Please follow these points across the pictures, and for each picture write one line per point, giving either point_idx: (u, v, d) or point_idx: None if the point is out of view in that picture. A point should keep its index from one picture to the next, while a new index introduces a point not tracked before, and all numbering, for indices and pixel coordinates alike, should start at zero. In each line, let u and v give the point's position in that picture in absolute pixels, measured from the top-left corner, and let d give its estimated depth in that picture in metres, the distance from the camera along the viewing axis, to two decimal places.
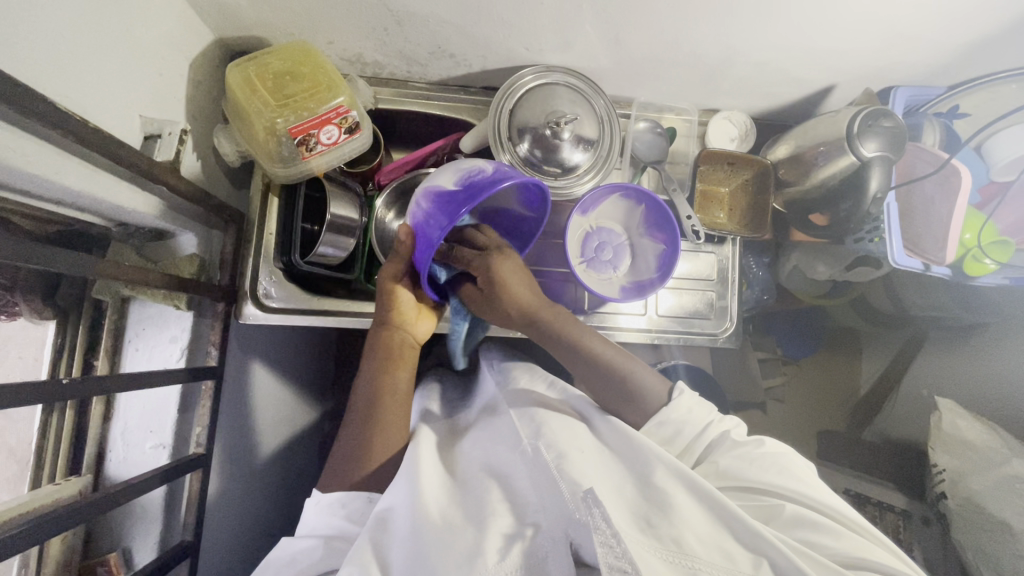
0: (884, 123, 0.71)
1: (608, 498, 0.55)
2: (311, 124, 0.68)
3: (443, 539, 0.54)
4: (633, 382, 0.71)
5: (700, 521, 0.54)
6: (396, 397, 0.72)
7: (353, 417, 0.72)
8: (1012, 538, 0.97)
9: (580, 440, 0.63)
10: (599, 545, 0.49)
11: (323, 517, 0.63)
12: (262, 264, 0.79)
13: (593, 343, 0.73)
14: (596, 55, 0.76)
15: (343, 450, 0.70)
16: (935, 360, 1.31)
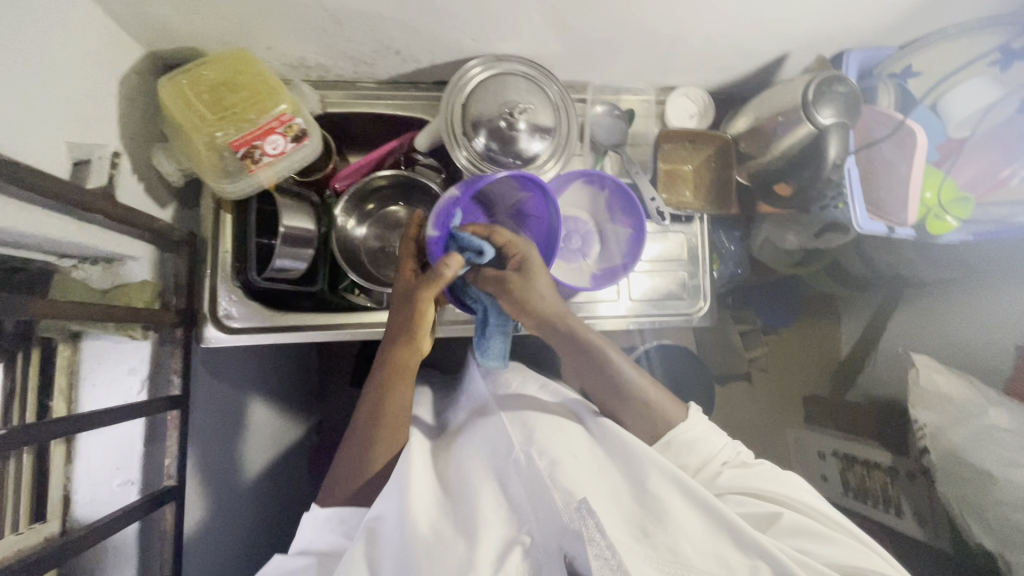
0: (838, 88, 0.70)
1: (602, 508, 0.54)
2: (254, 135, 0.65)
3: (435, 554, 0.53)
4: (651, 402, 0.69)
5: (697, 527, 0.54)
6: (399, 414, 0.68)
7: (354, 430, 0.69)
8: (994, 485, 1.00)
9: (574, 447, 0.63)
10: (594, 558, 0.48)
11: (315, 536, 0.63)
12: (220, 285, 0.76)
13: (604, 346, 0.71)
14: (545, 41, 0.74)
15: (340, 459, 0.68)
16: (910, 317, 1.33)
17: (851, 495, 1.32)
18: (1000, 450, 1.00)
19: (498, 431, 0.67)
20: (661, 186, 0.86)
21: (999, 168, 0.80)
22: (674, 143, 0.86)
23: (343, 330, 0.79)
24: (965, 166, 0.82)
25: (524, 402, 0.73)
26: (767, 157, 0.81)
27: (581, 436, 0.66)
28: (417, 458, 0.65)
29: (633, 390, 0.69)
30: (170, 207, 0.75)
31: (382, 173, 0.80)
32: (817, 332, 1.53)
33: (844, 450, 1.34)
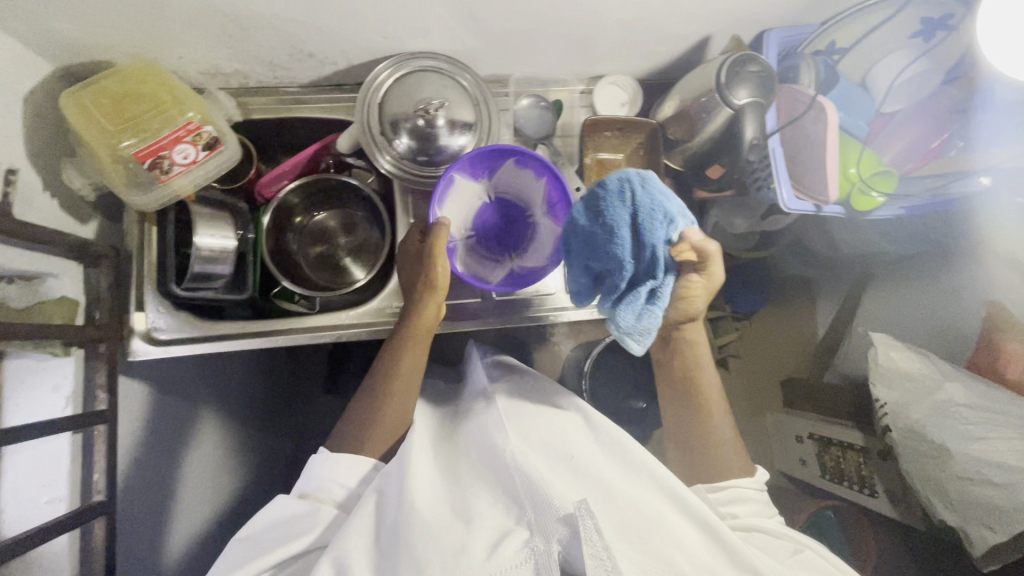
0: (749, 68, 0.69)
1: (601, 510, 0.58)
2: (161, 144, 0.65)
3: (432, 538, 0.54)
4: (720, 456, 0.72)
5: (688, 541, 0.58)
6: (411, 371, 0.72)
7: (367, 384, 0.73)
8: (952, 461, 0.99)
9: (575, 448, 0.65)
10: (590, 558, 0.51)
11: (328, 478, 0.65)
12: (148, 297, 0.76)
13: (711, 385, 0.73)
14: (458, 35, 0.74)
15: (351, 414, 0.71)
16: (885, 297, 1.29)
17: (828, 477, 1.30)
18: (956, 426, 0.99)
19: (496, 423, 0.67)
20: (592, 176, 0.86)
21: (933, 138, 0.79)
22: (604, 132, 0.84)
23: (274, 336, 0.79)
24: (897, 138, 0.82)
25: (529, 396, 0.75)
26: (697, 138, 0.79)
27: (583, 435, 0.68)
28: (420, 446, 0.66)
29: (714, 438, 0.72)
30: (93, 221, 0.74)
31: (310, 177, 0.81)
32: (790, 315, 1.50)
33: (817, 431, 1.32)
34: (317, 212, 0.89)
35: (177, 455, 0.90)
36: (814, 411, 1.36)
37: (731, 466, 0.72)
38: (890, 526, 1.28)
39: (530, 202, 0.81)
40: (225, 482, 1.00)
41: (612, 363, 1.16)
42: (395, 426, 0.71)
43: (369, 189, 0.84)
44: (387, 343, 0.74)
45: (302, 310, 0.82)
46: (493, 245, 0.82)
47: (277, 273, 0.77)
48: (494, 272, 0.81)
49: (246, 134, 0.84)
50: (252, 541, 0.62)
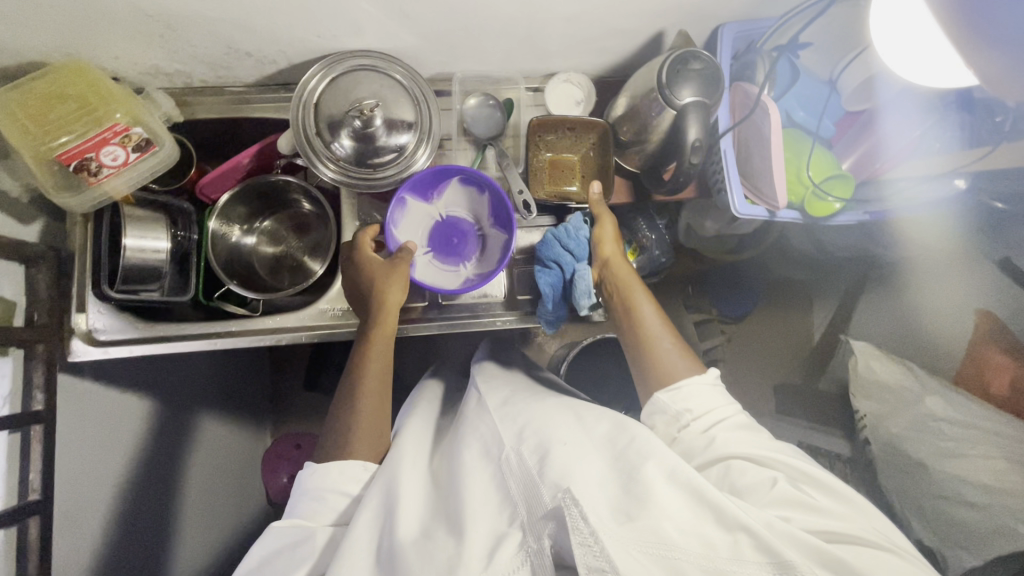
0: (691, 66, 0.65)
1: (592, 493, 0.51)
2: (87, 147, 0.65)
3: (423, 558, 0.51)
4: (655, 355, 0.69)
5: (681, 508, 0.50)
6: (377, 374, 0.71)
7: (341, 392, 0.71)
8: (931, 477, 0.95)
9: (560, 432, 0.60)
10: (577, 546, 0.46)
11: (328, 488, 0.63)
12: (90, 299, 0.76)
13: (643, 308, 0.72)
14: (395, 32, 0.72)
15: (327, 433, 0.69)
16: (877, 301, 1.21)
17: None
18: (936, 442, 0.95)
19: (490, 429, 0.65)
20: (543, 181, 0.83)
21: (885, 153, 0.74)
22: (551, 134, 0.82)
23: (214, 338, 0.79)
24: (859, 142, 0.76)
25: (524, 398, 0.71)
26: (650, 138, 0.76)
27: (572, 425, 0.62)
28: (407, 460, 0.65)
29: (655, 348, 0.69)
30: (37, 222, 0.74)
31: (250, 178, 0.80)
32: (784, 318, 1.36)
33: (807, 441, 1.22)
34: (265, 219, 0.89)
35: (151, 450, 0.89)
36: (805, 419, 1.27)
37: (679, 375, 0.67)
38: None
39: (478, 214, 0.81)
40: (200, 480, 1.00)
41: (585, 366, 1.14)
42: (379, 431, 0.68)
43: (307, 184, 0.82)
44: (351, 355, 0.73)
45: (245, 313, 0.82)
46: (450, 257, 0.81)
47: (219, 274, 0.77)
48: (452, 282, 0.80)
49: (194, 134, 0.83)
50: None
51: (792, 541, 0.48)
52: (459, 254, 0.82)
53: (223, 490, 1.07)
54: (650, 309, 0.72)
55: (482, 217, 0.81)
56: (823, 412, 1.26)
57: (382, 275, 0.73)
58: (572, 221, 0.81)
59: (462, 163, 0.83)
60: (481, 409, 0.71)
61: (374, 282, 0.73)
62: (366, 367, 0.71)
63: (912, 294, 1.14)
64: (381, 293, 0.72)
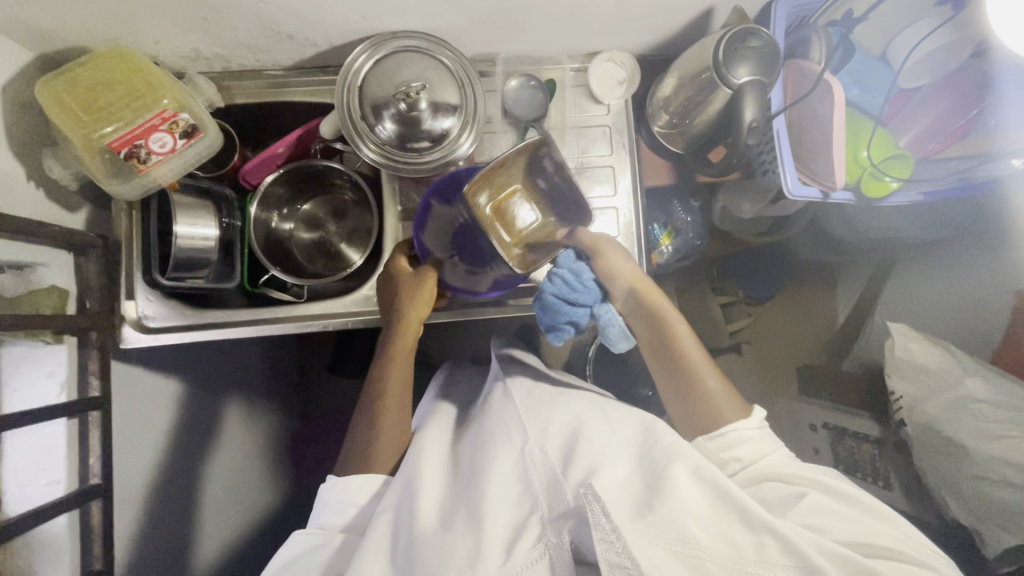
0: (750, 43, 0.64)
1: (609, 494, 0.52)
2: (136, 133, 0.65)
3: (442, 551, 0.52)
4: (701, 390, 0.69)
5: (704, 505, 0.50)
6: (397, 387, 0.72)
7: (361, 404, 0.73)
8: (969, 458, 0.94)
9: (589, 430, 0.62)
10: (599, 542, 0.45)
11: (347, 501, 0.64)
12: (138, 285, 0.77)
13: (689, 345, 0.71)
14: (441, 13, 0.70)
15: (351, 437, 0.71)
16: (906, 279, 1.20)
17: (842, 469, 1.19)
18: (975, 423, 0.94)
19: (513, 421, 0.66)
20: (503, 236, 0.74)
21: (958, 119, 0.73)
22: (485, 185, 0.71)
23: (260, 325, 0.79)
24: (915, 121, 0.75)
25: (547, 391, 0.72)
26: (698, 120, 0.75)
27: (599, 420, 0.64)
28: (429, 456, 0.66)
29: (701, 389, 0.68)
30: (82, 210, 0.74)
31: (294, 164, 0.80)
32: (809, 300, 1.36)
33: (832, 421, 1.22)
34: (306, 201, 0.88)
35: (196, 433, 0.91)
36: (825, 396, 1.27)
37: (725, 416, 0.67)
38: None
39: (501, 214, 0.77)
40: (231, 460, 1.00)
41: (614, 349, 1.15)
42: (399, 443, 0.70)
43: (351, 171, 0.82)
44: (374, 363, 0.74)
45: (290, 299, 0.81)
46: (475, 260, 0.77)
47: (265, 260, 0.77)
48: (480, 282, 0.77)
49: (232, 118, 0.83)
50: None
51: (822, 552, 0.48)
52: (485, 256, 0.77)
53: (261, 472, 1.10)
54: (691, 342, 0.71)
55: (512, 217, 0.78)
56: (841, 391, 1.22)
57: (410, 289, 0.74)
58: (574, 278, 0.72)
59: (502, 146, 0.83)
60: (505, 398, 0.72)
61: (404, 292, 0.75)
62: (391, 376, 0.72)
63: (948, 273, 1.14)
64: (407, 306, 0.74)
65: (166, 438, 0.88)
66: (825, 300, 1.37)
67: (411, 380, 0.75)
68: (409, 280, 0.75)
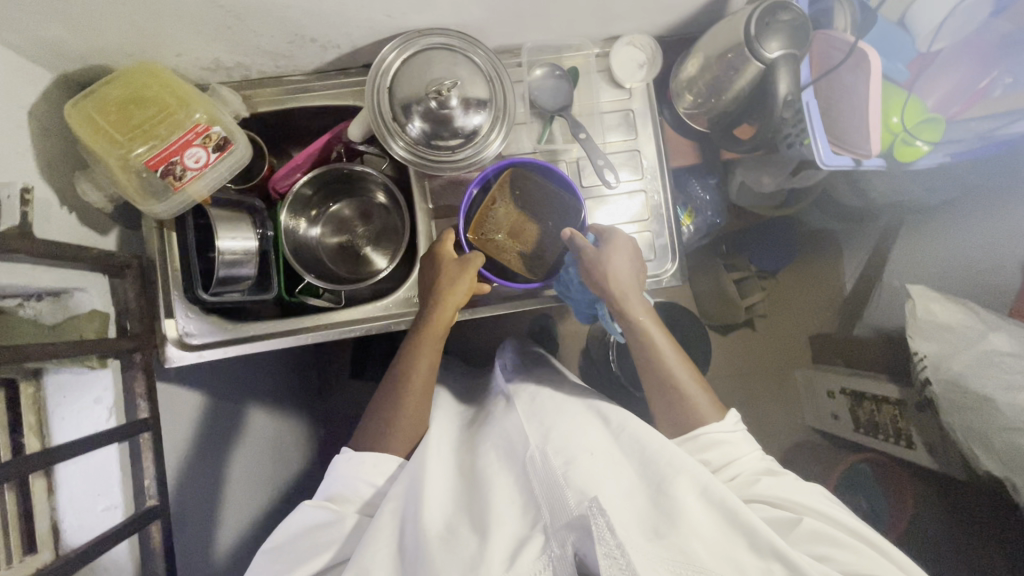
0: (781, 17, 0.64)
1: (616, 508, 0.53)
2: (171, 150, 0.64)
3: (447, 553, 0.52)
4: (677, 391, 0.69)
5: (712, 530, 0.53)
6: (425, 374, 0.72)
7: (386, 383, 0.73)
8: (999, 412, 0.96)
9: (586, 441, 0.62)
10: (603, 558, 0.47)
11: (360, 477, 0.64)
12: (177, 303, 0.76)
13: (676, 369, 0.70)
14: (465, 6, 0.70)
15: (374, 412, 0.71)
16: (917, 243, 1.23)
17: (863, 431, 1.24)
18: (1003, 376, 0.96)
19: (514, 427, 0.66)
20: (513, 245, 0.80)
21: (978, 79, 0.75)
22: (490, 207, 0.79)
23: (301, 333, 0.79)
24: (936, 85, 0.76)
25: (549, 396, 0.72)
26: (725, 97, 0.76)
27: (603, 434, 0.64)
28: (434, 455, 0.66)
29: (676, 388, 0.69)
30: (113, 231, 0.73)
31: (322, 169, 0.79)
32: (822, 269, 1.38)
33: (851, 386, 1.25)
34: (334, 203, 0.88)
35: None
36: (845, 363, 1.31)
37: (699, 416, 0.67)
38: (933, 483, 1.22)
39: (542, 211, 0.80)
40: (268, 470, 1.00)
41: None
42: (417, 429, 0.70)
43: (387, 177, 0.81)
44: (404, 343, 0.74)
45: (328, 305, 0.81)
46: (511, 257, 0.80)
47: (302, 268, 0.76)
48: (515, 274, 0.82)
49: (256, 128, 0.82)
50: (278, 552, 0.61)
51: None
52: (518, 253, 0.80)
53: (297, 481, 1.09)
54: (669, 343, 0.71)
55: (553, 212, 0.80)
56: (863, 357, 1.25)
57: (451, 276, 0.73)
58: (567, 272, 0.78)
59: (527, 137, 0.83)
60: (509, 410, 0.72)
61: (442, 279, 0.74)
62: (421, 358, 0.72)
63: (960, 233, 1.15)
64: (444, 293, 0.73)
65: (208, 455, 0.88)
66: (836, 268, 1.39)
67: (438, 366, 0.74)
68: (449, 269, 0.74)
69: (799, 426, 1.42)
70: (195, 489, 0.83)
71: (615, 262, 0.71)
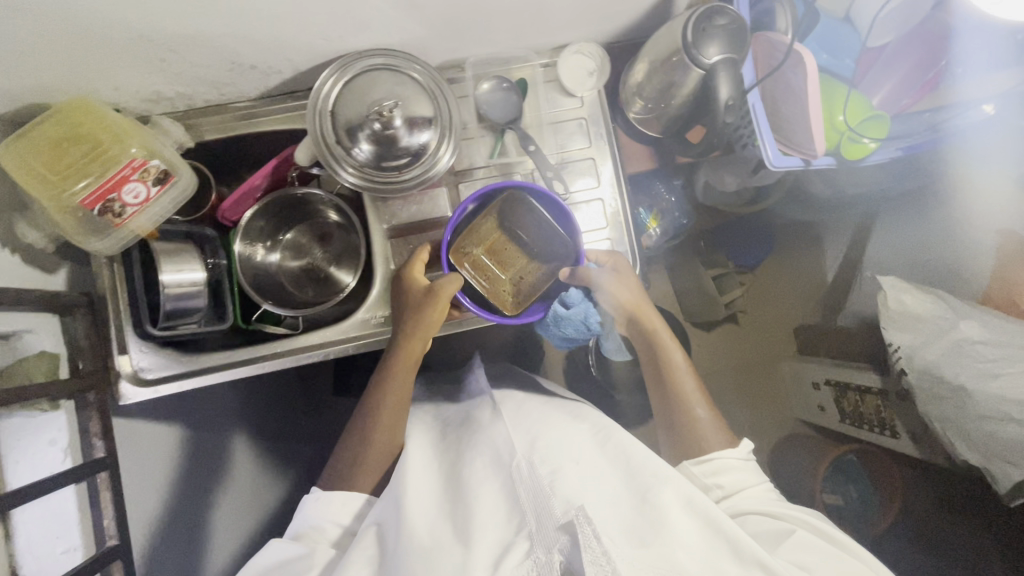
0: (717, 22, 0.64)
1: (601, 513, 0.52)
2: (108, 187, 0.63)
3: (429, 564, 0.51)
4: (694, 421, 0.74)
5: (698, 537, 0.53)
6: (394, 406, 0.73)
7: (357, 416, 0.74)
8: (973, 401, 0.94)
9: (575, 451, 0.61)
10: (589, 565, 0.46)
11: (326, 517, 0.64)
12: (130, 339, 0.75)
13: (695, 407, 0.75)
14: (403, 25, 0.69)
15: (344, 448, 0.72)
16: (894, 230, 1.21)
17: (848, 422, 1.22)
18: (975, 364, 0.94)
19: (501, 437, 0.64)
20: (496, 266, 0.81)
21: (926, 73, 0.73)
22: (478, 225, 0.79)
23: (260, 362, 0.78)
24: (887, 77, 0.75)
25: (533, 408, 0.72)
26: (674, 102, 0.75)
27: (588, 442, 0.64)
28: (415, 469, 0.65)
29: (690, 414, 0.74)
30: (62, 269, 0.73)
31: (272, 195, 0.79)
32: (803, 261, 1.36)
33: (835, 377, 1.22)
34: (289, 228, 0.87)
35: (207, 477, 0.90)
36: (828, 355, 1.28)
37: (712, 445, 0.72)
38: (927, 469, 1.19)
39: (531, 227, 0.80)
40: (254, 497, 0.99)
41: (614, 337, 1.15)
42: (387, 462, 0.71)
43: (334, 196, 0.81)
44: (376, 369, 0.75)
45: (285, 332, 0.81)
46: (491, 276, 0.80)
47: (255, 295, 0.75)
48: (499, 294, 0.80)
49: (208, 157, 0.81)
50: None
51: None
52: (501, 273, 0.81)
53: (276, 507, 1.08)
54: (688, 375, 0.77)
55: (541, 230, 0.79)
56: (845, 347, 1.23)
57: (419, 307, 0.73)
58: (577, 316, 0.76)
59: (481, 151, 0.82)
60: (494, 418, 0.69)
61: (410, 309, 0.74)
62: (387, 390, 0.73)
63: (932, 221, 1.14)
64: (412, 325, 0.73)
65: (190, 485, 0.87)
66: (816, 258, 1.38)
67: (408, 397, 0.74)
68: (416, 299, 0.74)
69: (788, 418, 1.41)
70: (174, 522, 0.82)
71: (643, 295, 0.79)
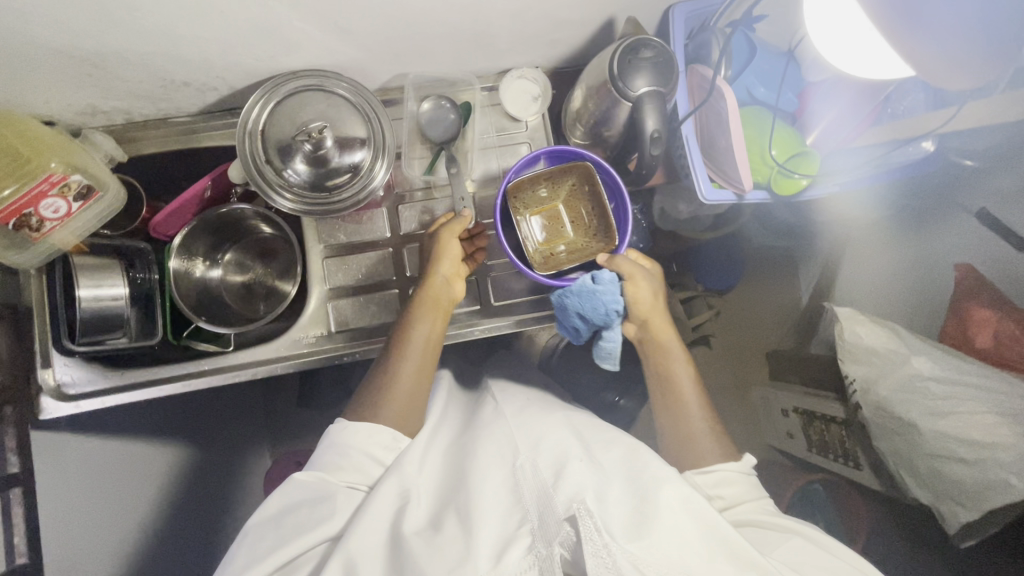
0: (642, 54, 0.63)
1: (609, 508, 0.50)
2: (23, 203, 0.62)
3: (430, 552, 0.49)
4: (687, 426, 0.67)
5: (695, 534, 0.50)
6: (424, 345, 0.68)
7: (381, 357, 0.69)
8: (922, 438, 0.90)
9: (575, 446, 0.58)
10: (591, 557, 0.44)
11: (355, 445, 0.60)
12: (54, 352, 0.74)
13: (687, 393, 0.69)
14: (336, 48, 0.69)
15: (367, 386, 0.66)
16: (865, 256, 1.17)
17: (816, 451, 1.15)
18: (926, 402, 0.90)
19: (504, 434, 0.61)
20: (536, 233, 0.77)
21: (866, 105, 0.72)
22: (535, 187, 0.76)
23: (188, 380, 0.77)
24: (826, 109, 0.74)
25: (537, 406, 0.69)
26: (613, 130, 0.74)
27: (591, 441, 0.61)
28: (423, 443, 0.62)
29: (685, 421, 0.68)
30: None
31: (208, 211, 0.78)
32: (773, 286, 1.32)
33: (805, 406, 1.15)
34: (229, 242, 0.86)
35: None
36: (799, 381, 1.20)
37: (708, 455, 0.66)
38: (892, 509, 1.12)
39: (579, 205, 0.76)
40: None
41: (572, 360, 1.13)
42: (415, 404, 0.65)
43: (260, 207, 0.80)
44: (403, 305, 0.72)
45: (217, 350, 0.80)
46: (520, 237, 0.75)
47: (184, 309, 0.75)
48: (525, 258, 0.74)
49: (149, 169, 0.81)
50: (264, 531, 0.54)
51: None
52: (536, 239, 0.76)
53: None
54: (686, 375, 0.70)
55: (587, 213, 0.76)
56: (811, 373, 1.16)
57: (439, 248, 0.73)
58: (603, 296, 0.69)
59: (422, 172, 0.81)
60: (495, 413, 0.67)
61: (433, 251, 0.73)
62: (404, 361, 0.67)
63: (896, 250, 1.13)
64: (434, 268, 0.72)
65: (168, 477, 0.83)
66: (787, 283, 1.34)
67: (438, 339, 0.70)
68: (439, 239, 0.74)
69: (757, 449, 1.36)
70: (158, 504, 0.79)
71: (660, 286, 0.73)
